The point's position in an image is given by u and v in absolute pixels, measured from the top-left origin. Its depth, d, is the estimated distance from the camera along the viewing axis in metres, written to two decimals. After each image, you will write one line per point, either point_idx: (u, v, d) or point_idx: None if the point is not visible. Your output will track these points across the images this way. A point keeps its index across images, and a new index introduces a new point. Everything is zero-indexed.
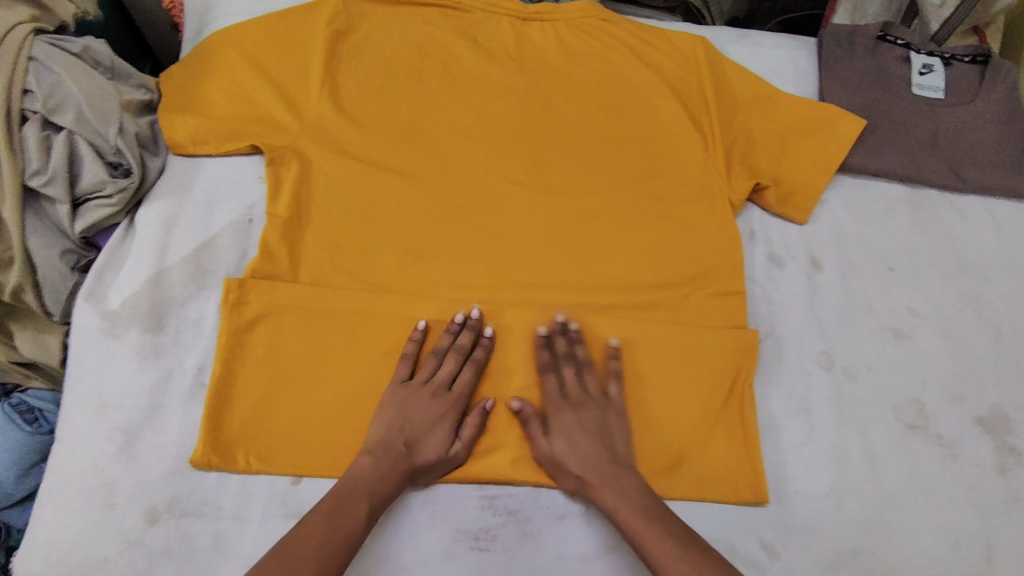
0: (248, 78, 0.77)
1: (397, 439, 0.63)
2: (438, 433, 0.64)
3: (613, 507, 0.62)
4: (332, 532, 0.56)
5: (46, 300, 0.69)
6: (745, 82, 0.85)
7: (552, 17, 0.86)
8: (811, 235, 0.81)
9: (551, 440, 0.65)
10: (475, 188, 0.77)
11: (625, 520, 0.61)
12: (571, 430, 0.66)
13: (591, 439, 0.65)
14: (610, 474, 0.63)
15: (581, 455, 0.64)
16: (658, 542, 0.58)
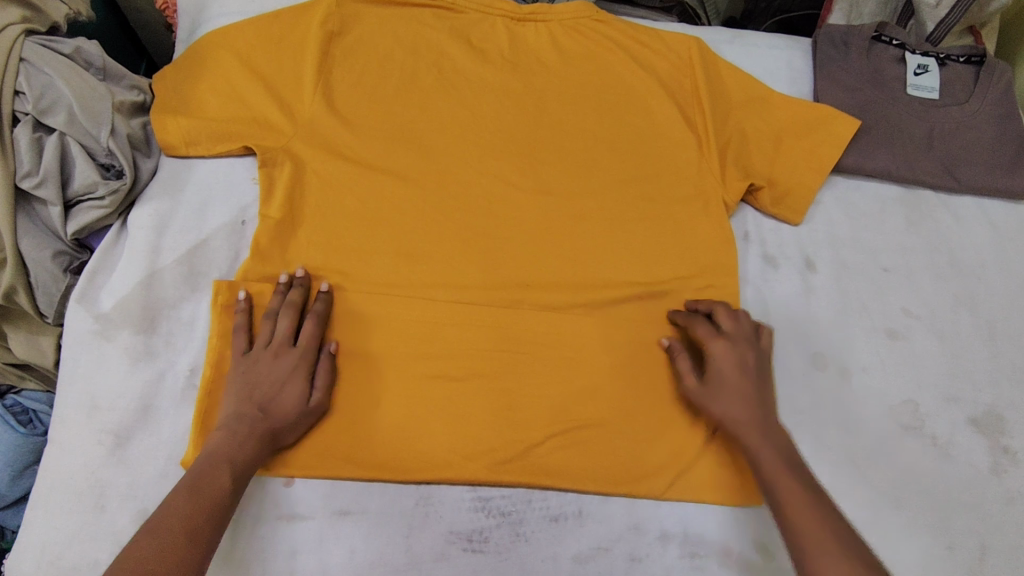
0: (242, 79, 0.77)
1: (250, 406, 0.61)
2: (292, 396, 0.63)
3: (758, 449, 0.62)
4: (196, 504, 0.55)
5: (38, 301, 0.69)
6: (739, 82, 0.85)
7: (546, 18, 0.86)
8: (806, 236, 0.81)
9: (720, 386, 0.66)
10: (468, 189, 0.77)
11: (764, 465, 0.61)
12: (730, 384, 0.65)
13: (735, 382, 0.65)
14: (764, 418, 0.64)
15: (729, 404, 0.64)
16: (787, 488, 0.58)
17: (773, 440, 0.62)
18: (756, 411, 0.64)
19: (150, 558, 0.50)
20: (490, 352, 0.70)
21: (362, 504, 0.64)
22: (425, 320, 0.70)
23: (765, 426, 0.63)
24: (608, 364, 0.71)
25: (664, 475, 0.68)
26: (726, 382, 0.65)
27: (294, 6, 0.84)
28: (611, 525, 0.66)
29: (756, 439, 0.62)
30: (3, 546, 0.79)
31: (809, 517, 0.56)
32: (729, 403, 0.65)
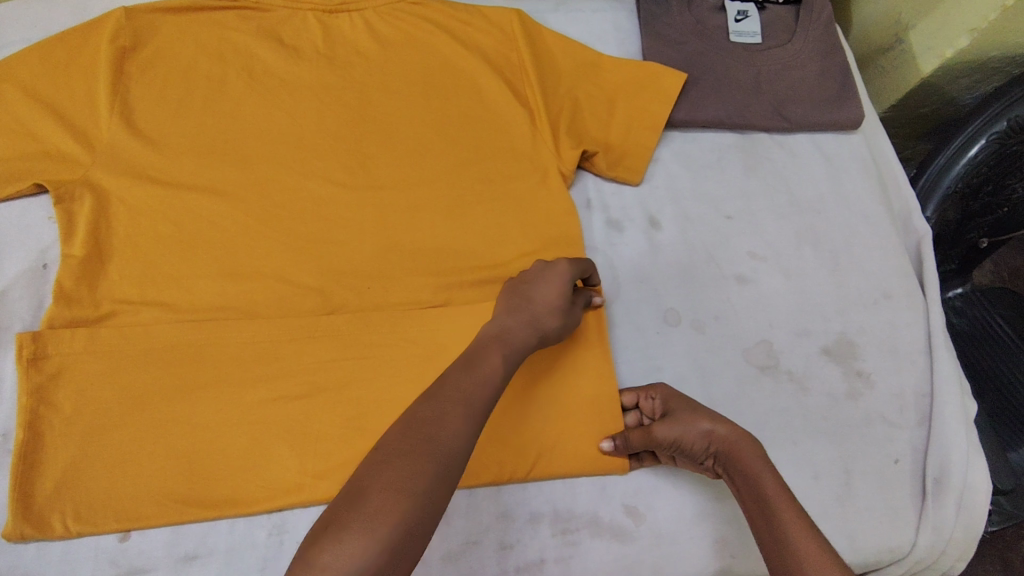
0: (26, 113, 0.72)
1: (516, 296, 0.65)
2: (551, 293, 0.65)
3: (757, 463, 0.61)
4: (468, 380, 0.56)
5: None
6: (566, 50, 0.84)
7: (358, 6, 0.82)
8: (648, 193, 0.81)
9: (698, 420, 0.63)
10: (294, 198, 0.73)
11: (755, 484, 0.59)
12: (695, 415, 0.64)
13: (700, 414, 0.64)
14: (744, 440, 0.62)
15: (714, 437, 0.62)
16: (783, 503, 0.57)
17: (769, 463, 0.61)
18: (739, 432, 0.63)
19: (429, 422, 0.51)
20: (330, 362, 0.67)
21: (207, 546, 0.61)
22: (258, 340, 0.66)
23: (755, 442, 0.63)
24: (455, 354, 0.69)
25: (526, 459, 0.66)
26: (693, 415, 0.64)
27: (81, 24, 0.78)
28: (477, 517, 0.65)
29: (751, 463, 0.61)
30: None
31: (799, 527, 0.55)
32: (719, 424, 0.63)
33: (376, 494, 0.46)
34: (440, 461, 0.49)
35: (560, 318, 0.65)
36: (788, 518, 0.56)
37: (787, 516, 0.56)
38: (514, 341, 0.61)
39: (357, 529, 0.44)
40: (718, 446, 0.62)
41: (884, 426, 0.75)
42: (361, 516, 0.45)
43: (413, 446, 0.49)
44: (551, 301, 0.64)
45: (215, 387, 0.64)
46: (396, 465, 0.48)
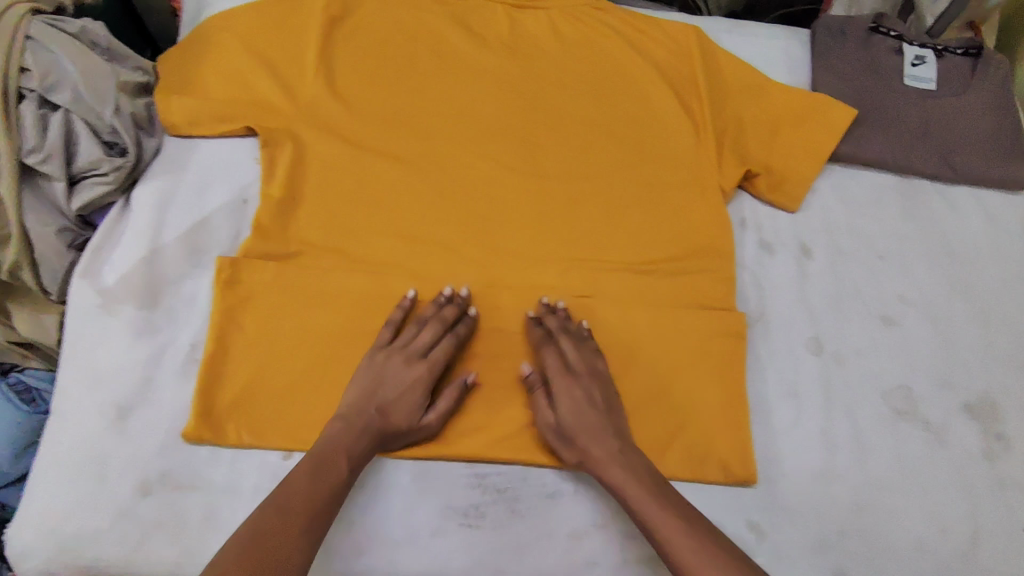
0: (245, 63, 0.78)
1: (368, 405, 0.64)
2: (404, 411, 0.64)
3: (620, 483, 0.61)
4: (315, 490, 0.58)
5: (42, 277, 0.73)
6: (738, 70, 0.86)
7: (546, 5, 0.86)
8: (803, 222, 0.81)
9: (556, 411, 0.66)
10: (468, 175, 0.78)
11: (632, 499, 0.60)
12: (574, 400, 0.66)
13: (592, 411, 0.65)
14: (615, 453, 0.63)
15: (581, 428, 0.64)
16: (671, 525, 0.58)
17: (629, 467, 0.62)
18: (612, 446, 0.63)
19: (269, 539, 0.53)
20: (486, 331, 0.71)
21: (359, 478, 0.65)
22: (423, 299, 0.71)
23: (618, 453, 0.63)
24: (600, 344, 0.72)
25: (656, 453, 0.68)
26: (577, 406, 0.65)
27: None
28: (606, 502, 0.67)
29: (614, 476, 0.62)
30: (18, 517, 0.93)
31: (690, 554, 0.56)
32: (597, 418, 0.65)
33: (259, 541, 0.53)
34: (315, 515, 0.57)
35: (407, 419, 0.64)
36: (677, 541, 0.57)
37: (668, 535, 0.58)
38: (379, 439, 0.63)
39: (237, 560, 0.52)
40: (588, 443, 0.64)
41: (1019, 495, 0.73)
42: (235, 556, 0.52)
43: (250, 562, 0.52)
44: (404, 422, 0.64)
45: (377, 336, 0.69)
46: (274, 516, 0.55)
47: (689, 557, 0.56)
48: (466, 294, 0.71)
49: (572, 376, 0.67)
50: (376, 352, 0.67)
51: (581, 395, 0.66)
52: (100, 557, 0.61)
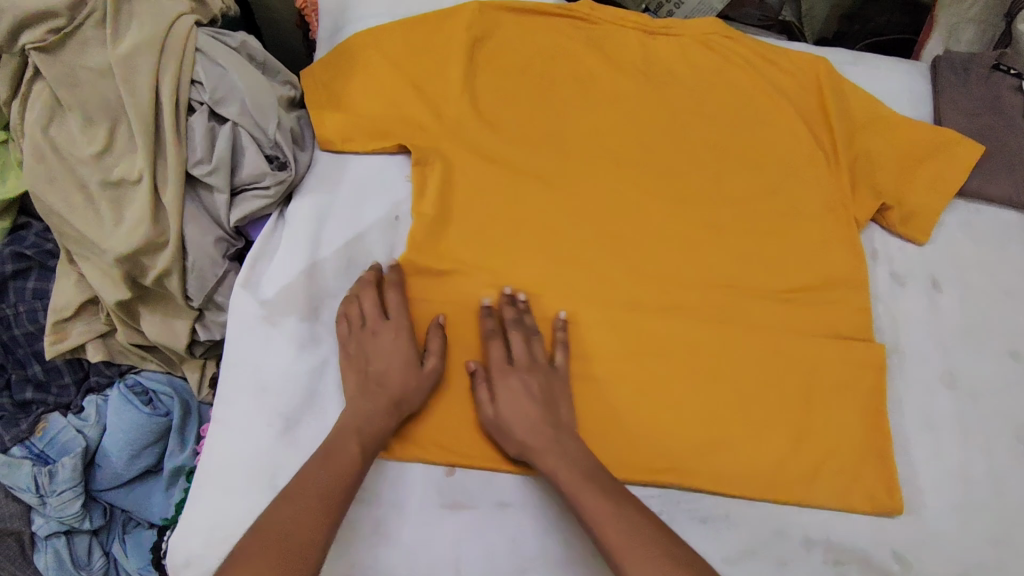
0: (394, 81, 0.80)
1: (361, 380, 0.65)
2: (409, 377, 0.65)
3: (552, 470, 0.61)
4: (325, 478, 0.57)
5: (189, 285, 0.74)
6: (862, 102, 0.87)
7: (677, 33, 0.88)
8: (931, 256, 0.82)
9: (495, 404, 0.65)
10: (609, 198, 0.79)
11: (564, 487, 0.60)
12: (512, 392, 0.66)
13: (530, 402, 0.65)
14: (552, 441, 0.63)
15: (520, 420, 0.64)
16: (592, 502, 0.58)
17: (564, 458, 0.62)
18: (549, 435, 0.63)
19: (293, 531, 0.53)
20: (634, 354, 0.72)
21: (519, 496, 0.66)
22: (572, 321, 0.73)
23: (551, 441, 0.63)
24: (746, 371, 0.73)
25: (803, 480, 0.69)
26: (531, 398, 0.65)
27: (437, 10, 0.86)
28: (758, 528, 0.68)
29: (547, 462, 0.62)
30: (143, 517, 0.96)
31: (618, 532, 0.56)
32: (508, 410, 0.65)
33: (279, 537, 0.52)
34: (326, 526, 0.55)
35: (414, 378, 0.66)
36: (607, 518, 0.57)
37: (595, 514, 0.57)
38: (387, 408, 0.64)
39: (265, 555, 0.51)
40: (529, 435, 0.63)
41: None
42: (259, 559, 0.50)
43: (269, 546, 0.51)
44: (407, 385, 0.65)
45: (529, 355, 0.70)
46: (284, 511, 0.54)
47: (609, 533, 0.56)
48: (509, 291, 0.72)
49: (513, 368, 0.67)
50: (349, 331, 0.68)
51: (515, 390, 0.66)
52: None
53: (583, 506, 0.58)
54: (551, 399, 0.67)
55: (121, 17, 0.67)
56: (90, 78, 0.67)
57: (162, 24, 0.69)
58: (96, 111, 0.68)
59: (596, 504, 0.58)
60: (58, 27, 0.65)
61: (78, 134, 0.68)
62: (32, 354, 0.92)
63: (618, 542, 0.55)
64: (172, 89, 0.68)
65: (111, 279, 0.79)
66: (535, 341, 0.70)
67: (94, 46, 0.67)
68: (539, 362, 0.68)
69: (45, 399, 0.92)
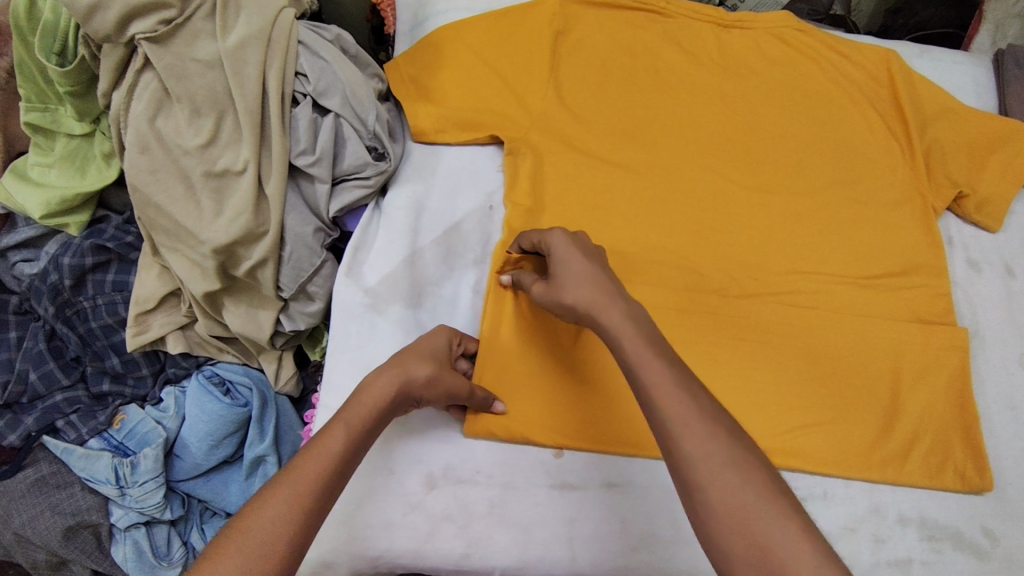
0: (481, 74, 0.82)
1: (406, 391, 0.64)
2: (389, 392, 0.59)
3: (618, 329, 0.55)
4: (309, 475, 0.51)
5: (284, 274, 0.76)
6: (931, 93, 0.89)
7: (751, 26, 0.90)
8: (1005, 243, 0.84)
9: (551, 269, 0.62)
10: (693, 188, 0.81)
11: (625, 349, 0.54)
12: (568, 257, 0.61)
13: (586, 263, 0.60)
14: (614, 297, 0.57)
15: (576, 281, 0.59)
16: (647, 358, 0.52)
17: (632, 314, 0.56)
18: (605, 292, 0.58)
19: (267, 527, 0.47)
20: (728, 339, 0.74)
21: (627, 477, 0.67)
22: (668, 306, 0.74)
23: (619, 299, 0.57)
24: (835, 355, 0.75)
25: (896, 460, 0.71)
26: (587, 263, 0.61)
27: (516, 4, 0.87)
28: (854, 507, 0.70)
29: (610, 317, 0.56)
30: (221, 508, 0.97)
31: (678, 404, 0.49)
32: (572, 280, 0.59)
33: (246, 542, 0.46)
34: (301, 524, 0.49)
35: (394, 392, 0.59)
36: (666, 385, 0.50)
37: (654, 380, 0.50)
38: (370, 424, 0.57)
39: (227, 565, 0.45)
40: (583, 294, 0.58)
41: None
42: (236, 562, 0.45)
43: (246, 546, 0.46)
44: (389, 398, 0.59)
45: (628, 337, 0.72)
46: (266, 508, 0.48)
47: (669, 405, 0.49)
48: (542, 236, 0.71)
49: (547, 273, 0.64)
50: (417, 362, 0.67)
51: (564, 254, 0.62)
52: (390, 548, 0.63)
53: (644, 372, 0.51)
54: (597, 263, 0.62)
55: (229, 9, 0.68)
56: (199, 68, 0.67)
57: (268, 16, 0.70)
58: (204, 102, 0.68)
59: (655, 365, 0.51)
60: (170, 18, 0.66)
61: (185, 126, 0.69)
62: (110, 346, 0.92)
63: (681, 407, 0.48)
64: (278, 81, 0.69)
65: (200, 272, 0.80)
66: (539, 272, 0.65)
67: (203, 37, 0.67)
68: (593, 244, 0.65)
69: (122, 391, 0.93)
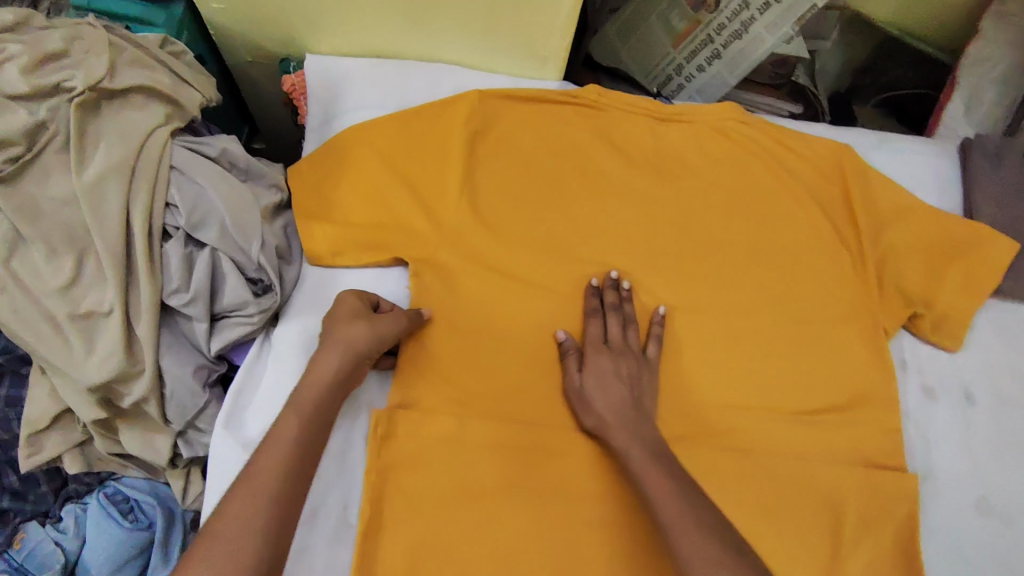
0: (388, 185, 0.75)
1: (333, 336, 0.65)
2: (335, 360, 0.61)
3: (626, 448, 0.62)
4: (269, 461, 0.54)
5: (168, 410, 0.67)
6: (888, 191, 0.82)
7: (691, 119, 0.82)
8: (963, 365, 0.77)
9: (583, 375, 0.68)
10: (618, 311, 0.73)
11: (636, 466, 0.60)
12: (601, 370, 0.67)
13: (618, 384, 0.67)
14: (630, 424, 0.64)
15: (607, 396, 0.65)
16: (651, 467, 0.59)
17: (639, 437, 0.62)
18: (625, 414, 0.65)
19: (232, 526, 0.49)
20: None
21: None
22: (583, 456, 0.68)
23: (631, 424, 0.64)
24: (771, 510, 0.67)
25: None
26: (609, 375, 0.67)
27: (433, 101, 0.80)
28: None
29: (620, 440, 0.62)
30: None
31: (676, 509, 0.55)
32: (605, 401, 0.65)
33: (213, 548, 0.48)
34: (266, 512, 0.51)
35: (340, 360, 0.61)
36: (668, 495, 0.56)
37: (657, 494, 0.56)
38: (317, 393, 0.59)
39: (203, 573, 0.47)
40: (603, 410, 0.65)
41: None
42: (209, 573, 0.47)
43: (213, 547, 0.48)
44: (336, 365, 0.61)
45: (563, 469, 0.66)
46: (232, 505, 0.51)
47: (667, 509, 0.55)
48: (616, 275, 0.73)
49: (607, 349, 0.69)
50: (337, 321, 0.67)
51: (601, 368, 0.67)
52: None
53: (649, 486, 0.57)
54: (641, 386, 0.68)
55: (86, 142, 0.61)
56: (53, 207, 0.61)
57: (133, 143, 0.63)
58: (61, 242, 0.61)
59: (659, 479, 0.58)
60: (16, 156, 0.59)
61: (41, 266, 0.61)
62: (7, 463, 0.86)
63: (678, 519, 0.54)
64: (145, 217, 0.62)
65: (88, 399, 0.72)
66: (631, 328, 0.71)
67: (57, 174, 0.60)
68: (633, 347, 0.70)
69: (22, 508, 0.87)
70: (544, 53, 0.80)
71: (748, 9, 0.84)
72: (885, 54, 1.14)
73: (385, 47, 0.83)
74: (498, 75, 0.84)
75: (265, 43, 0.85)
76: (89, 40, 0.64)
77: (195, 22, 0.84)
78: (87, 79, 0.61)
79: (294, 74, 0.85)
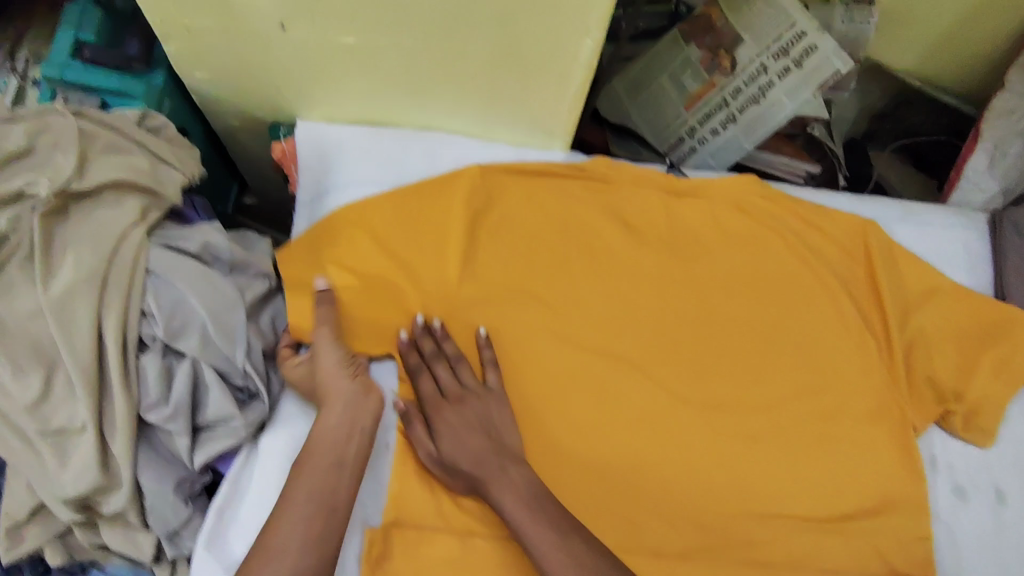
0: (384, 272, 0.70)
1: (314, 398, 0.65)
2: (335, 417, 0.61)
3: (499, 503, 0.59)
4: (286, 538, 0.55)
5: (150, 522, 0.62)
6: (918, 270, 0.76)
7: (707, 193, 0.77)
8: (997, 461, 0.73)
9: (436, 442, 0.63)
10: (633, 411, 0.68)
11: (512, 518, 0.58)
12: (453, 427, 0.63)
13: (476, 435, 0.63)
14: (495, 472, 0.61)
15: (465, 453, 0.62)
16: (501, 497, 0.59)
17: (512, 484, 0.60)
18: (495, 465, 0.61)
19: None
20: None
21: None
22: None
23: (496, 470, 0.61)
24: None
25: None
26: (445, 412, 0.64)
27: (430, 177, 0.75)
28: None
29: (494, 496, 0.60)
30: None
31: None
32: (461, 459, 0.62)
33: None
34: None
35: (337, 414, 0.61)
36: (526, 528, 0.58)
37: (540, 549, 0.56)
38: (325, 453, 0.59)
39: None
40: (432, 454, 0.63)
41: None
42: None
43: None
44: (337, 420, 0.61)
45: None
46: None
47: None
48: (421, 321, 0.67)
49: (445, 403, 0.65)
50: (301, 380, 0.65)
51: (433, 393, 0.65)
52: None
53: (531, 542, 0.57)
54: (494, 423, 0.64)
55: (54, 250, 0.57)
56: (19, 324, 0.56)
57: (104, 249, 0.58)
58: (27, 359, 0.56)
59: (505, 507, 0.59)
60: None
61: (6, 385, 0.56)
62: None
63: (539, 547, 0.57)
64: (118, 329, 0.57)
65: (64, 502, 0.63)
66: (462, 365, 0.66)
67: (21, 289, 0.56)
68: (471, 390, 0.65)
69: None
70: (552, 126, 0.75)
71: (766, 73, 0.81)
72: (903, 102, 1.10)
73: (382, 116, 0.78)
74: (501, 145, 0.79)
75: (252, 110, 0.79)
76: (58, 131, 0.60)
77: (176, 86, 0.78)
78: (52, 182, 0.57)
79: (284, 140, 0.80)
